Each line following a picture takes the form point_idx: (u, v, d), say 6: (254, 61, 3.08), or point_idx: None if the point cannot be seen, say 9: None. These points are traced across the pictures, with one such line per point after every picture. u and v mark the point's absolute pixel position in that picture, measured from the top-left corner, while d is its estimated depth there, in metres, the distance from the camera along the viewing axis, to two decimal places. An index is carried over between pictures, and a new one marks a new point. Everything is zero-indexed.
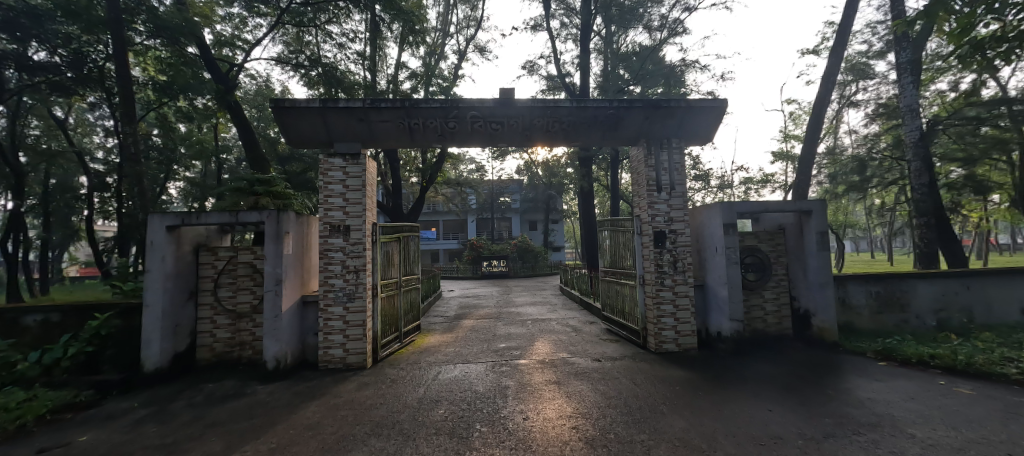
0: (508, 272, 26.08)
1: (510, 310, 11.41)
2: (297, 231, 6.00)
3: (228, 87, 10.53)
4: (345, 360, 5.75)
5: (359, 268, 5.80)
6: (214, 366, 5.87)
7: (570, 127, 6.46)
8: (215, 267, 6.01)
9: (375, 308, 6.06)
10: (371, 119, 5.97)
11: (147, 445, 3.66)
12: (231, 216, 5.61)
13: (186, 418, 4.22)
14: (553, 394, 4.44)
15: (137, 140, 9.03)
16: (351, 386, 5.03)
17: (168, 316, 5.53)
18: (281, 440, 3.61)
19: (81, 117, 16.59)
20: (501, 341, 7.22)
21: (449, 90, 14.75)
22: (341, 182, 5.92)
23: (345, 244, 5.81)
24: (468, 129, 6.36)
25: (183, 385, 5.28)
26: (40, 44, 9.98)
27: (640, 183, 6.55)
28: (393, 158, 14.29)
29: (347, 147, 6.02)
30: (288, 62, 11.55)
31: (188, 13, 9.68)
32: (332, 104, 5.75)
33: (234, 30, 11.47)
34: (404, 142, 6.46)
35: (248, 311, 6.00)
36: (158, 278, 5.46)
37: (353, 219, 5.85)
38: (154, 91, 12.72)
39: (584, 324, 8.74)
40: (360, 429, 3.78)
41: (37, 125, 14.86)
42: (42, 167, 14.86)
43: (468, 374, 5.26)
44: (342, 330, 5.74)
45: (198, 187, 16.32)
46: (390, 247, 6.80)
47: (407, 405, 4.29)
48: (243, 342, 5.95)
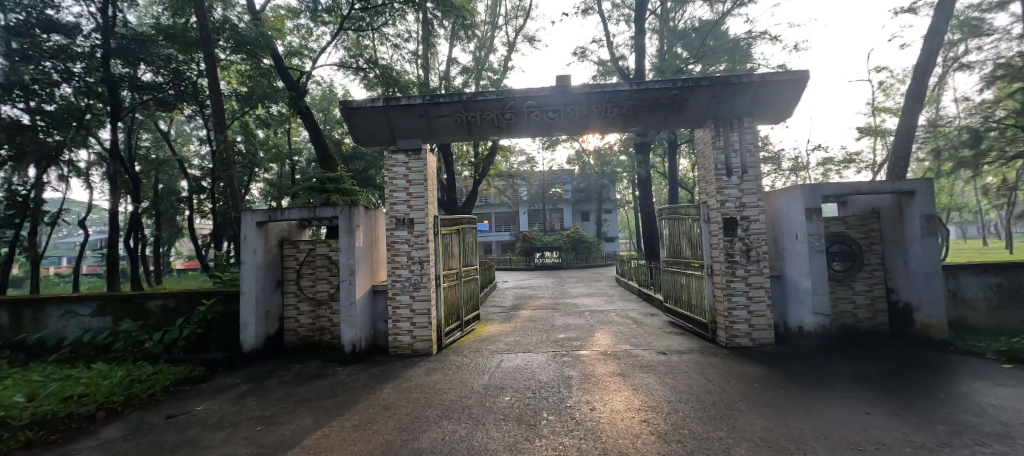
0: (561, 263, 26.11)
1: (566, 301, 11.35)
2: (366, 224, 6.37)
3: (299, 93, 11.35)
4: (412, 347, 6.05)
5: (423, 259, 6.05)
6: (300, 348, 6.49)
7: (629, 111, 6.20)
8: (298, 259, 6.61)
9: (439, 297, 6.31)
10: (431, 115, 6.16)
11: (251, 416, 4.13)
12: (309, 212, 6.07)
13: (281, 394, 4.70)
14: (618, 386, 4.36)
15: (226, 146, 10.09)
16: (420, 370, 5.30)
17: (261, 302, 6.14)
18: (362, 418, 3.88)
19: (180, 129, 18.88)
20: (560, 331, 7.21)
21: (499, 83, 14.83)
22: (404, 177, 6.19)
23: (410, 237, 6.07)
24: (525, 119, 6.32)
25: (274, 365, 5.87)
26: (149, 66, 11.46)
27: (707, 167, 6.15)
28: (447, 153, 14.64)
29: (409, 144, 6.25)
30: (349, 66, 12.23)
31: (264, 28, 10.59)
32: (395, 102, 5.98)
33: (302, 40, 12.35)
34: (462, 136, 6.57)
35: (326, 299, 6.50)
36: (250, 268, 6.04)
37: (417, 212, 6.10)
38: (237, 101, 14.14)
39: (645, 316, 8.45)
40: (431, 411, 3.96)
41: (146, 137, 17.09)
42: (152, 174, 17.08)
43: (531, 363, 5.33)
44: (409, 318, 6.03)
45: (276, 187, 17.95)
46: (451, 239, 7.03)
47: (474, 391, 4.42)
48: (323, 327, 6.48)
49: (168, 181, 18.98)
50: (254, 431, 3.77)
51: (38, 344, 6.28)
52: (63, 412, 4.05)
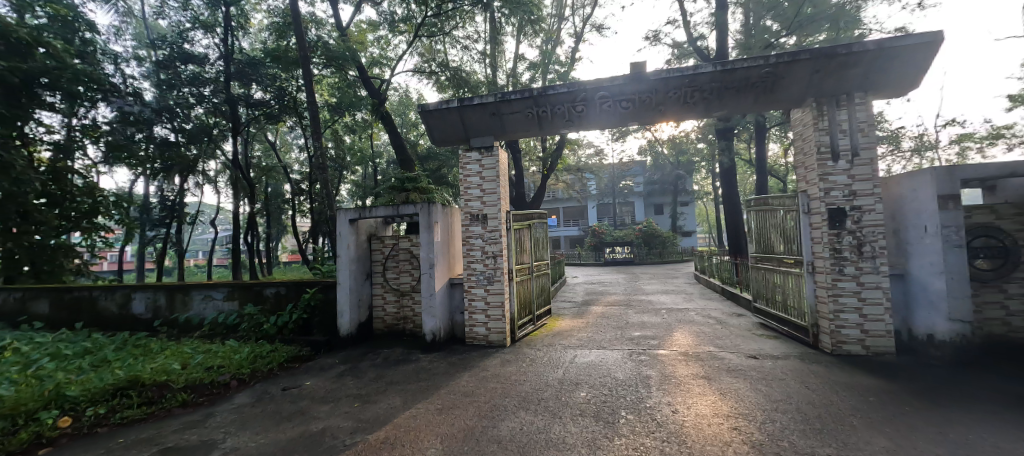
0: (633, 259, 25.09)
1: (640, 297, 10.90)
2: (444, 220, 6.69)
3: (380, 100, 12.21)
4: (487, 338, 6.25)
5: (496, 253, 6.20)
6: (386, 335, 7.04)
7: (712, 95, 5.74)
8: (383, 253, 7.16)
9: (512, 291, 6.43)
10: (503, 112, 6.26)
11: (349, 393, 4.58)
12: (393, 210, 6.53)
13: (373, 375, 5.16)
14: (702, 389, 4.09)
15: (321, 152, 11.24)
16: (495, 361, 5.46)
17: (354, 292, 6.77)
18: (444, 402, 4.12)
19: (284, 139, 21.45)
20: (635, 329, 6.94)
21: (567, 76, 14.62)
22: (478, 174, 6.39)
23: (483, 232, 6.26)
24: (597, 111, 6.17)
25: (366, 349, 6.44)
26: (259, 85, 13.24)
27: (807, 152, 5.48)
28: (515, 149, 14.78)
29: (482, 142, 6.44)
30: (423, 71, 12.91)
31: (350, 42, 11.58)
32: (468, 102, 6.17)
33: (382, 50, 13.29)
34: (533, 132, 6.59)
35: (409, 290, 6.97)
36: (344, 261, 6.68)
37: (490, 208, 6.26)
38: (329, 111, 15.68)
39: (730, 316, 7.80)
40: (508, 401, 4.06)
41: (259, 147, 19.68)
42: (263, 179, 19.62)
43: (605, 360, 5.22)
44: (484, 310, 6.24)
45: (363, 188, 19.62)
46: (523, 234, 7.11)
47: (550, 384, 4.45)
48: (406, 316, 6.97)
49: (275, 185, 21.68)
50: (353, 407, 4.19)
51: (187, 322, 7.59)
52: (208, 378, 4.86)
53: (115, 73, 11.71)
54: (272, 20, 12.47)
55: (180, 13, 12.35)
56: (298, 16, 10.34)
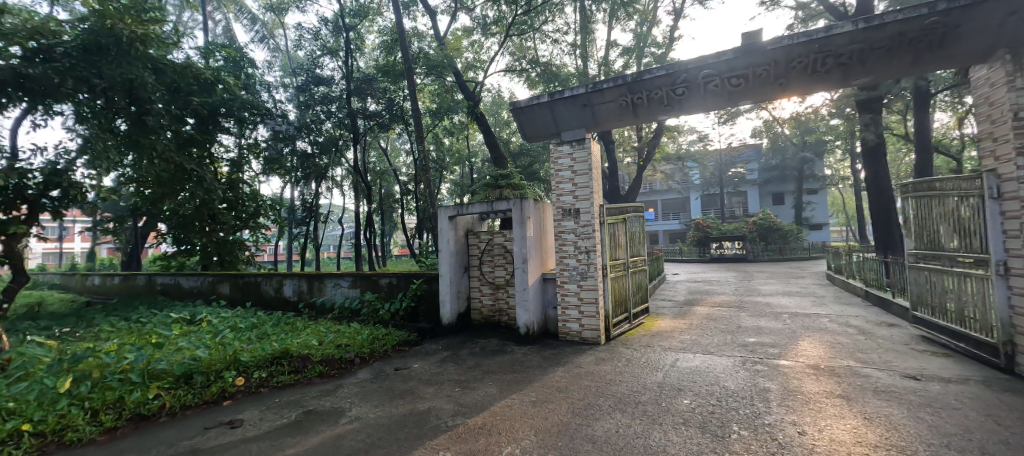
0: (746, 255, 22.43)
1: (755, 299, 9.69)
2: (536, 215, 6.71)
3: (475, 102, 12.72)
4: (580, 335, 6.12)
5: (589, 248, 6.01)
6: (483, 326, 7.34)
7: (852, 60, 4.79)
8: (479, 248, 7.46)
9: (606, 287, 6.20)
10: (595, 103, 6.03)
11: (450, 379, 4.86)
12: (488, 206, 6.74)
13: (471, 363, 5.40)
14: (839, 410, 3.46)
15: (423, 154, 12.15)
16: (589, 358, 5.31)
17: (453, 284, 7.18)
18: (538, 396, 4.12)
19: (393, 145, 23.73)
20: (749, 335, 6.17)
21: (664, 58, 13.59)
22: (570, 168, 6.25)
23: (576, 226, 6.12)
24: (701, 93, 5.58)
25: (465, 339, 6.79)
26: (372, 97, 14.79)
27: (997, 120, 4.27)
28: (608, 141, 14.25)
29: (573, 135, 6.29)
30: (515, 70, 13.14)
31: (447, 50, 12.27)
32: (559, 95, 6.08)
33: (476, 54, 13.83)
34: (628, 121, 6.23)
35: (503, 284, 7.16)
36: (445, 255, 7.11)
37: (583, 202, 6.09)
38: (429, 116, 16.88)
39: (877, 326, 6.50)
40: (603, 401, 3.91)
41: (373, 153, 22.07)
42: (377, 181, 21.99)
43: (714, 367, 4.72)
44: (577, 306, 6.11)
45: (461, 187, 20.77)
46: (617, 229, 6.79)
47: (649, 388, 4.17)
48: (501, 309, 7.17)
49: (387, 186, 24.12)
50: (454, 391, 4.43)
51: (321, 305, 8.85)
52: (338, 355, 5.57)
53: (268, 99, 14.16)
54: (381, 38, 13.84)
55: (312, 43, 14.38)
56: (403, 31, 11.28)
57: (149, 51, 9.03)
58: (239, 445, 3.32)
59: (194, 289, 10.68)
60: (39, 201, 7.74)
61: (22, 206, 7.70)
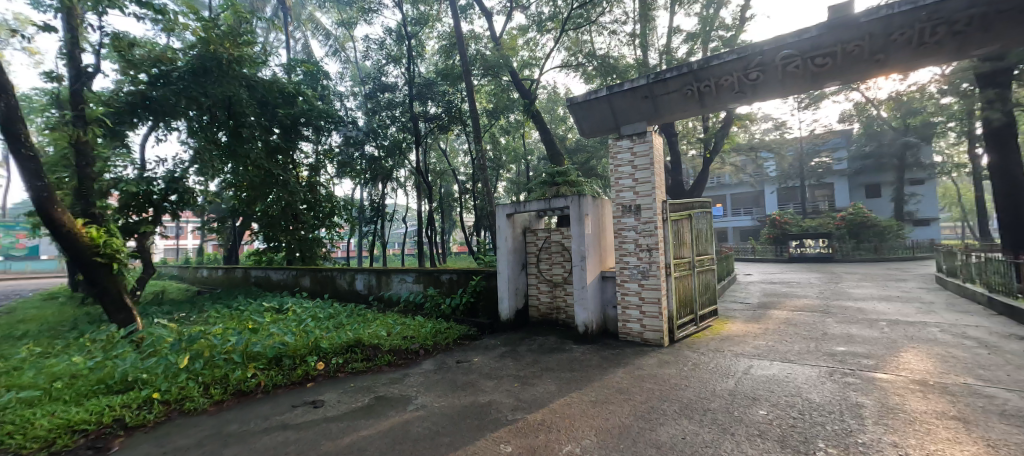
0: (833, 254, 20.19)
1: (843, 303, 8.71)
2: (594, 212, 6.59)
3: (531, 99, 12.75)
4: (642, 336, 5.92)
5: (652, 246, 5.78)
6: (541, 322, 7.37)
7: (969, 28, 4.15)
8: (537, 245, 7.48)
9: (669, 287, 5.92)
10: (657, 94, 5.79)
11: (510, 373, 4.94)
12: (545, 203, 6.74)
13: (530, 360, 5.45)
14: (952, 434, 3.01)
15: (481, 153, 12.43)
16: (652, 361, 5.11)
17: (511, 281, 7.28)
18: (599, 396, 4.06)
19: (452, 145, 24.54)
20: (837, 343, 5.57)
21: (734, 42, 12.64)
22: (630, 163, 6.05)
23: (637, 224, 5.91)
24: (778, 77, 5.12)
25: (523, 335, 6.86)
26: (432, 101, 15.41)
27: None
28: (671, 134, 13.59)
29: (633, 128, 6.07)
30: (571, 65, 13.00)
31: (504, 50, 12.42)
32: (618, 88, 5.91)
33: (531, 52, 13.84)
34: (693, 111, 5.89)
35: (561, 281, 7.12)
36: (503, 252, 7.23)
37: (644, 198, 5.87)
38: (487, 116, 17.22)
39: (1004, 338, 5.54)
40: (668, 405, 3.76)
41: (434, 154, 22.99)
42: (438, 181, 22.86)
43: (794, 376, 4.32)
44: (639, 306, 5.91)
45: (518, 185, 20.96)
46: (682, 226, 6.46)
47: (719, 394, 3.93)
48: (559, 306, 7.15)
49: (447, 185, 24.99)
50: (514, 386, 4.50)
51: (388, 299, 9.43)
52: (404, 345, 5.91)
53: (341, 107, 15.33)
54: (441, 43, 14.36)
55: (378, 53, 15.28)
56: (462, 35, 11.62)
57: (243, 70, 10.17)
58: (321, 424, 3.65)
59: (281, 282, 11.88)
60: (162, 204, 9.01)
61: (149, 210, 9.00)
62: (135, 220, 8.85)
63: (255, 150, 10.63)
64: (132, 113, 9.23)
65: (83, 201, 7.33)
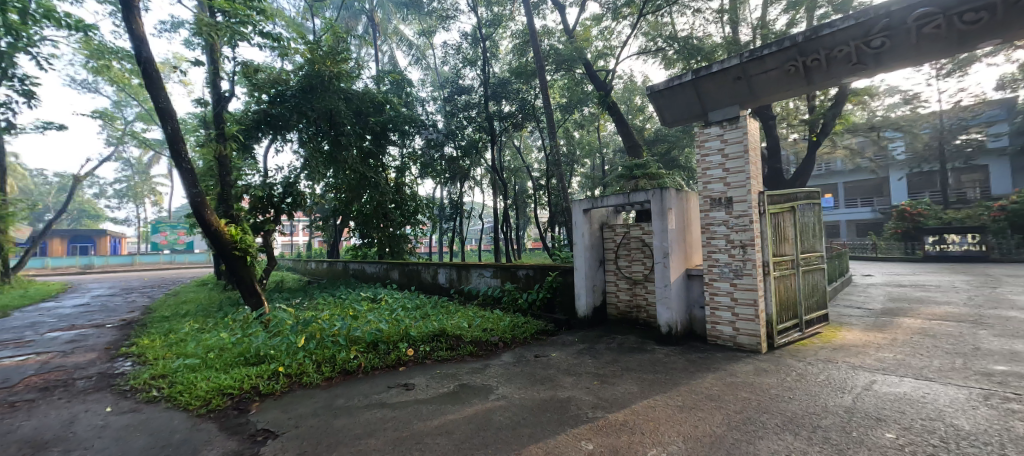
0: (987, 253, 16.61)
1: (1004, 313, 7.11)
2: (678, 206, 6.20)
3: (606, 91, 12.30)
4: (734, 340, 5.45)
5: (745, 243, 5.28)
6: (620, 321, 7.15)
7: None
8: (615, 241, 7.26)
9: (767, 288, 5.36)
10: (751, 74, 5.26)
11: (589, 371, 4.88)
12: (624, 198, 6.50)
13: (609, 358, 5.32)
14: None
15: (555, 147, 12.30)
16: (747, 368, 4.68)
17: (589, 277, 7.17)
18: (686, 401, 3.83)
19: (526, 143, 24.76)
20: (994, 361, 4.58)
21: (847, 6, 10.95)
22: (719, 152, 5.57)
23: (728, 218, 5.45)
24: (910, 41, 4.34)
25: (602, 333, 6.71)
26: (506, 99, 15.73)
27: None
28: (767, 117, 12.26)
29: (724, 113, 5.57)
30: (649, 51, 12.32)
31: (577, 41, 12.18)
32: (706, 71, 5.48)
33: (606, 41, 13.39)
34: (796, 89, 5.25)
35: (641, 279, 6.83)
36: (580, 248, 7.12)
37: (736, 190, 5.37)
38: (560, 111, 17.09)
39: None
40: (767, 417, 3.42)
41: (509, 152, 23.43)
42: (512, 178, 23.25)
43: (933, 397, 3.66)
44: (730, 307, 5.44)
45: (594, 179, 20.50)
46: (783, 220, 5.79)
47: (832, 411, 3.48)
48: (639, 305, 6.86)
49: (521, 182, 25.31)
50: (594, 384, 4.44)
51: (468, 292, 9.84)
52: (485, 337, 6.15)
53: (423, 112, 16.33)
54: (515, 42, 14.55)
55: (456, 57, 15.95)
56: (535, 31, 11.65)
57: (341, 85, 11.36)
58: (412, 405, 3.95)
59: (374, 275, 13.04)
60: (280, 205, 10.43)
61: (270, 210, 10.32)
62: (261, 220, 10.08)
63: (351, 155, 11.78)
64: (257, 128, 10.82)
65: (225, 204, 8.72)
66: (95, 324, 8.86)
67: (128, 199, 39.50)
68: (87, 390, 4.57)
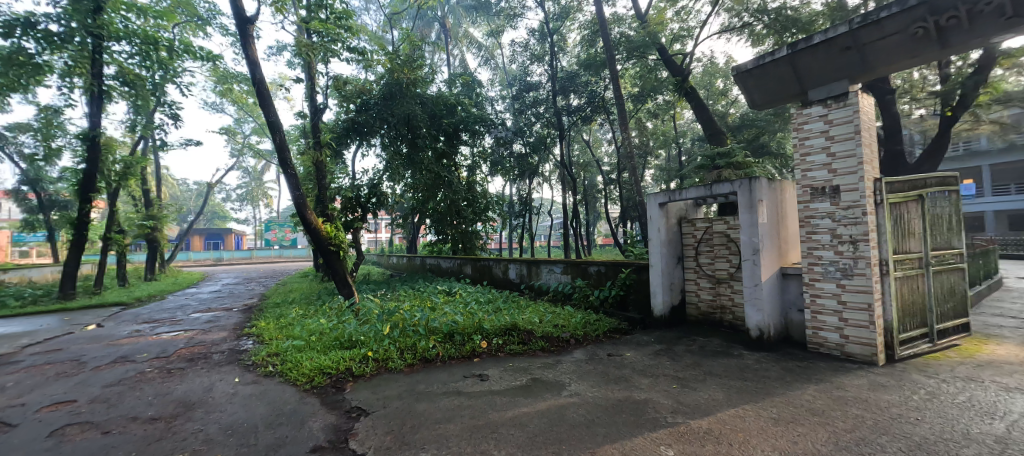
0: None
1: None
2: (771, 197, 5.60)
3: (684, 76, 11.51)
4: (842, 349, 4.80)
5: (857, 238, 4.60)
6: (701, 322, 6.68)
7: None
8: (695, 237, 6.78)
9: (886, 291, 4.63)
10: (864, 43, 4.53)
11: (667, 373, 4.62)
12: (705, 190, 6.03)
13: (690, 361, 4.99)
14: None
15: (627, 139, 11.80)
16: (859, 381, 4.09)
17: (666, 275, 6.78)
18: (782, 413, 3.46)
19: (596, 137, 24.13)
20: None
21: None
22: (822, 134, 4.93)
23: (834, 210, 4.79)
24: None
25: (681, 334, 6.33)
26: (575, 93, 15.51)
27: None
28: (883, 91, 10.57)
29: (828, 90, 4.91)
30: (733, 28, 11.30)
31: (651, 26, 11.57)
32: (805, 44, 4.84)
33: (683, 23, 12.50)
34: (926, 53, 4.44)
35: (726, 278, 6.30)
36: (656, 244, 6.75)
37: (844, 178, 4.71)
38: (632, 101, 16.41)
39: None
40: (888, 439, 2.96)
41: (578, 146, 23.03)
42: (581, 173, 22.85)
43: None
44: (837, 311, 4.80)
45: (671, 171, 19.36)
46: (907, 211, 4.95)
47: (977, 439, 2.90)
48: (724, 306, 6.34)
49: (591, 177, 24.80)
50: (673, 387, 4.19)
51: (539, 288, 9.83)
52: (556, 333, 6.13)
53: (492, 111, 16.68)
54: (583, 33, 14.24)
55: (524, 55, 16.05)
56: (604, 19, 11.26)
57: (417, 90, 12.04)
58: (488, 395, 4.06)
59: (448, 270, 13.64)
60: (366, 205, 11.32)
61: (356, 209, 11.04)
62: (350, 218, 10.89)
63: (427, 157, 12.41)
64: (347, 135, 11.93)
65: (322, 205, 9.69)
66: (225, 307, 10.43)
67: (246, 202, 45.90)
68: (219, 363, 5.40)
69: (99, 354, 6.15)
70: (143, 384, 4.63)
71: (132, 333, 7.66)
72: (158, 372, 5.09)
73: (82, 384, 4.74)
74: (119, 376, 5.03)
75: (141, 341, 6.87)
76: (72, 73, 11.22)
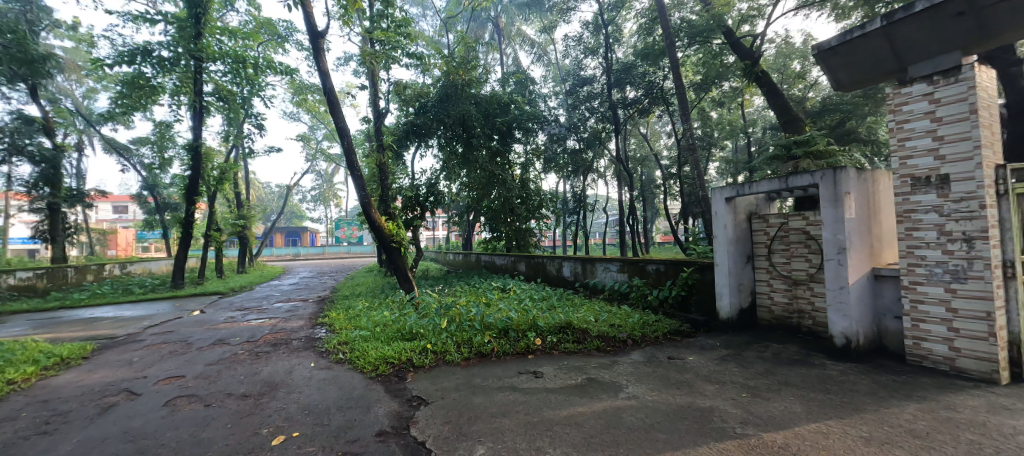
0: None
1: None
2: (861, 189, 4.98)
3: (754, 60, 10.62)
4: (951, 363, 4.16)
5: (971, 236, 3.96)
6: (775, 327, 6.14)
7: None
8: (768, 234, 6.24)
9: (1011, 297, 3.94)
10: (981, 6, 3.85)
11: (735, 381, 4.29)
12: (780, 182, 5.50)
13: (762, 369, 4.60)
14: None
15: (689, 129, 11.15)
16: (974, 402, 3.52)
17: (734, 275, 6.31)
18: (875, 433, 3.07)
19: (654, 129, 23.10)
20: None
21: None
22: (926, 115, 4.28)
23: (941, 203, 4.15)
24: None
25: (750, 339, 5.86)
26: (631, 84, 14.94)
27: None
28: (1007, 62, 9.01)
29: (935, 64, 4.26)
30: (813, 3, 10.22)
31: (715, 8, 10.81)
32: (902, 15, 4.22)
33: (753, 1, 11.52)
34: None
35: (804, 279, 5.73)
36: (722, 242, 6.29)
37: (956, 165, 4.06)
38: (694, 90, 15.49)
39: None
40: None
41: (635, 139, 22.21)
42: (639, 167, 22.00)
43: None
44: (946, 320, 4.16)
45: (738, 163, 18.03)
46: None
47: None
48: (802, 310, 5.78)
49: (648, 171, 23.77)
50: (742, 396, 3.88)
51: (594, 286, 9.60)
52: (612, 333, 5.94)
53: (545, 107, 16.58)
54: (640, 22, 13.65)
55: (577, 49, 15.74)
56: (664, 6, 10.70)
57: (471, 90, 12.29)
58: (542, 393, 4.04)
59: (502, 266, 13.81)
60: (425, 204, 11.81)
61: (416, 207, 11.62)
62: (411, 217, 11.59)
63: (482, 156, 12.62)
64: (407, 137, 12.48)
65: (385, 204, 10.25)
66: (302, 298, 11.39)
67: (318, 202, 49.79)
68: (297, 349, 5.89)
69: (201, 336, 6.99)
70: (237, 364, 5.19)
71: (227, 319, 8.63)
72: (248, 354, 5.67)
73: (189, 361, 5.42)
74: (217, 356, 5.68)
75: (234, 326, 7.71)
76: (179, 92, 12.88)
